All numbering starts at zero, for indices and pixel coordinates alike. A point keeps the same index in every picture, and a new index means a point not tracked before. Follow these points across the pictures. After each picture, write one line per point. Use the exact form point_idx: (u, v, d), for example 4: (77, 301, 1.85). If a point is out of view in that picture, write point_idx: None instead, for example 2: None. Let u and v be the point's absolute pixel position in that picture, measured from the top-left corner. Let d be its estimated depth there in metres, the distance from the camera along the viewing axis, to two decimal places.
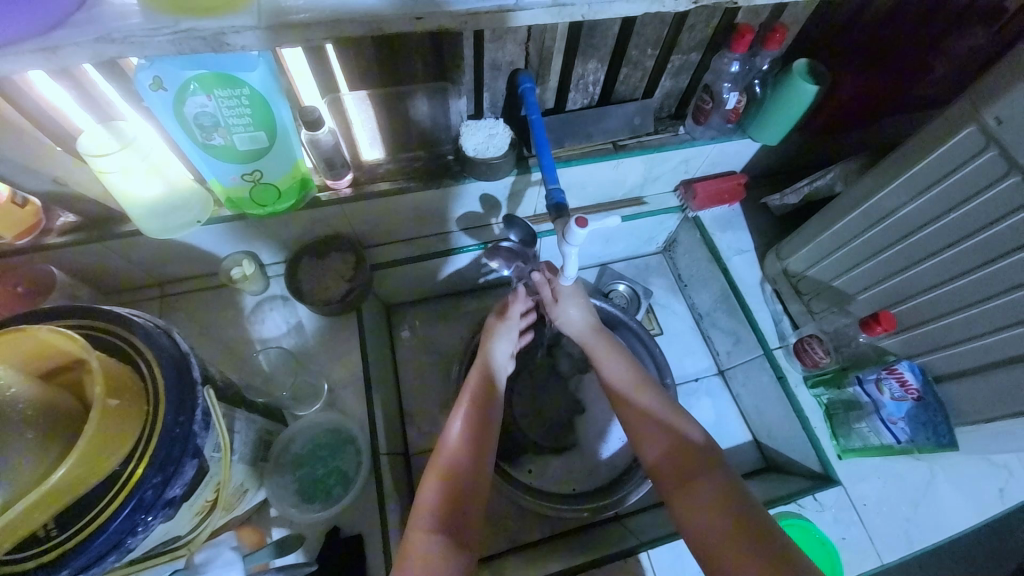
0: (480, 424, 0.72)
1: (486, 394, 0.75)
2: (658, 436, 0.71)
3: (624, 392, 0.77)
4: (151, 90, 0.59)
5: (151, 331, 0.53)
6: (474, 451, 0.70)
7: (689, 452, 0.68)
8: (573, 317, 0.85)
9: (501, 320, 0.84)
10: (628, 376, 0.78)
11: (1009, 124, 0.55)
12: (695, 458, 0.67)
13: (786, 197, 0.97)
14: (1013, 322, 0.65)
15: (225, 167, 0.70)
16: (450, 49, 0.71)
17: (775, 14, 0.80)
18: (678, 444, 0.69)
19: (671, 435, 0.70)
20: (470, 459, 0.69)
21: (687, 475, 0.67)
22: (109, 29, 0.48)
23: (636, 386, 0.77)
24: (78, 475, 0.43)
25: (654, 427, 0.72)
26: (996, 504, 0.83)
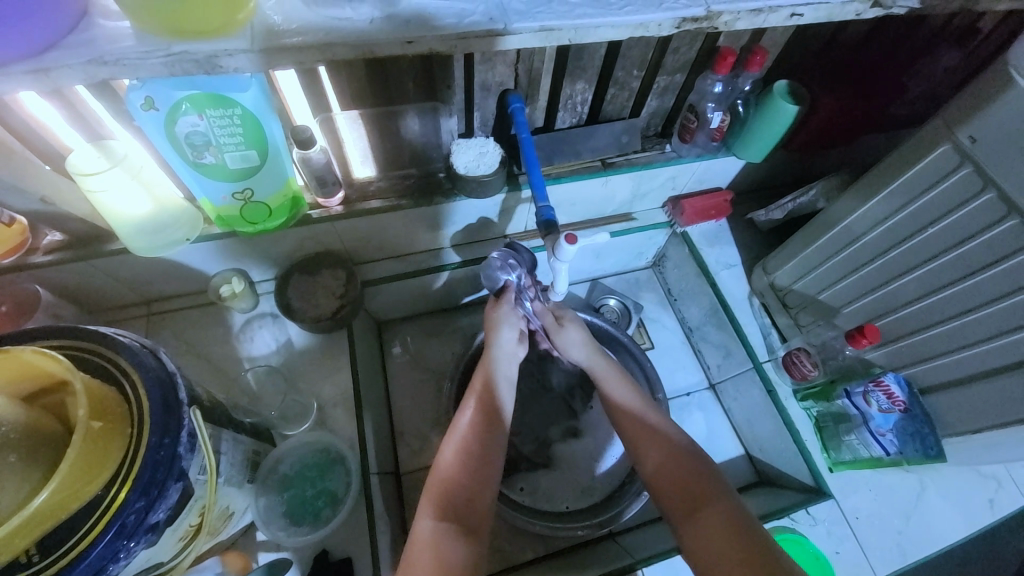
0: (479, 432, 0.72)
1: (488, 402, 0.75)
2: (660, 456, 0.72)
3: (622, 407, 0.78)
4: (142, 110, 0.59)
5: (136, 351, 0.52)
6: (472, 459, 0.69)
7: (687, 465, 0.69)
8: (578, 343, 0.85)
9: (500, 307, 0.83)
10: (628, 397, 0.79)
11: (982, 143, 0.58)
12: (697, 478, 0.68)
13: (771, 213, 1.00)
14: (992, 334, 0.67)
15: (215, 185, 0.71)
16: (441, 71, 0.73)
17: (755, 37, 0.83)
18: (681, 464, 0.70)
19: (673, 454, 0.71)
20: (466, 469, 0.69)
21: (689, 495, 0.67)
22: (101, 52, 0.48)
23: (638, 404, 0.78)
24: (58, 502, 0.41)
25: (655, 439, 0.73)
26: (987, 514, 0.84)
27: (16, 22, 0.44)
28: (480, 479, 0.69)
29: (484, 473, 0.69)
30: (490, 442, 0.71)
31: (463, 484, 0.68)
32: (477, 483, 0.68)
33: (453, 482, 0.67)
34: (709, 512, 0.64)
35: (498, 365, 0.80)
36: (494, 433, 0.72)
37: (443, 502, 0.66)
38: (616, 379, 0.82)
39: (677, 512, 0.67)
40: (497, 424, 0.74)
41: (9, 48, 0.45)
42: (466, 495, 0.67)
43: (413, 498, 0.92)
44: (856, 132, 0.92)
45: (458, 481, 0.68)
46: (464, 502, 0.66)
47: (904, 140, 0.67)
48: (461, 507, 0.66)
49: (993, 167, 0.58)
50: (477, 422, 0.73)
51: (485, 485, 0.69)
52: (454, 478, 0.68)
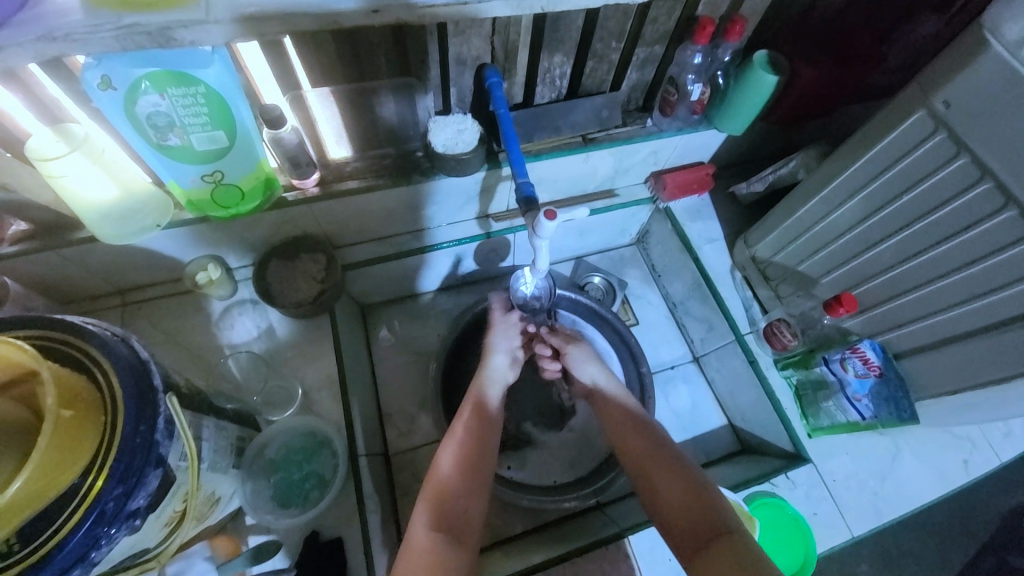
0: (474, 444, 0.73)
1: (482, 414, 0.77)
2: (670, 484, 0.67)
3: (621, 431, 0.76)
4: (99, 89, 0.57)
5: (107, 340, 0.51)
6: (469, 470, 0.70)
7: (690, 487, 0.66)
8: (586, 366, 0.85)
9: (494, 333, 0.88)
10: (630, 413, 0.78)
11: (955, 107, 0.58)
12: (706, 507, 0.63)
13: (752, 185, 1.00)
14: (966, 297, 0.68)
15: (183, 168, 0.68)
16: (414, 44, 0.71)
17: (734, 5, 0.82)
18: (692, 494, 0.65)
19: (683, 482, 0.66)
20: (463, 480, 0.69)
21: (698, 527, 0.62)
22: (50, 28, 0.46)
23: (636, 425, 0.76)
24: (32, 491, 0.41)
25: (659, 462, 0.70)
26: (960, 474, 0.87)
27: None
28: (476, 490, 0.70)
29: (480, 484, 0.70)
30: (483, 454, 0.73)
31: (460, 494, 0.68)
32: (472, 496, 0.69)
33: (450, 489, 0.68)
34: (717, 543, 0.58)
35: (491, 381, 0.82)
36: (488, 445, 0.74)
37: (440, 510, 0.66)
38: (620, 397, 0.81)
39: (686, 547, 0.61)
40: (491, 437, 0.75)
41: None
42: (462, 506, 0.67)
43: (403, 478, 0.93)
44: (836, 102, 0.92)
45: (455, 490, 0.68)
46: (459, 514, 0.67)
47: (881, 108, 0.67)
48: (457, 518, 0.66)
49: (966, 132, 0.58)
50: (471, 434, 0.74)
51: (480, 500, 0.69)
52: (452, 485, 0.68)
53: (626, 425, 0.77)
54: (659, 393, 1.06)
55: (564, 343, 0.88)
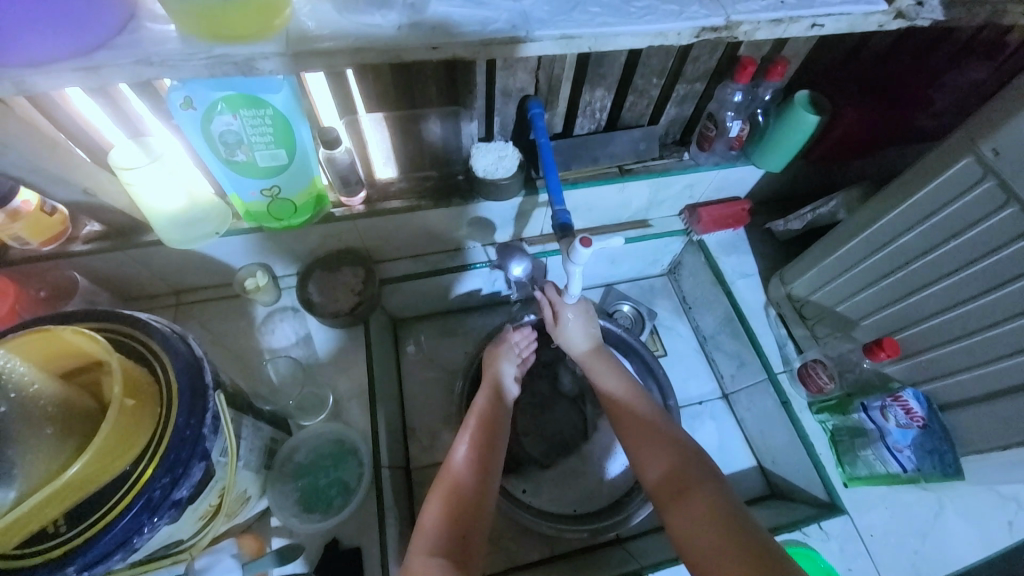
0: (476, 464, 0.73)
1: (488, 432, 0.77)
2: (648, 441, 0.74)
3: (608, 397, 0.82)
4: (181, 109, 0.63)
5: (168, 336, 0.55)
6: (473, 490, 0.71)
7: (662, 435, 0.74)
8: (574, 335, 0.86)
9: (501, 343, 0.87)
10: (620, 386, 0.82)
11: (1006, 155, 0.57)
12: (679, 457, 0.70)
13: (790, 223, 0.99)
14: (1017, 349, 0.65)
15: (245, 182, 0.74)
16: (464, 76, 0.75)
17: (776, 47, 0.84)
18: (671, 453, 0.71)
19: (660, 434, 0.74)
20: (465, 500, 0.70)
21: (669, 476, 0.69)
22: (147, 54, 0.52)
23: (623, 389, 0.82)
24: (91, 472, 0.44)
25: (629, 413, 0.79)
26: (1005, 535, 0.81)
27: (67, 22, 0.48)
28: (479, 511, 0.70)
29: (481, 507, 0.70)
30: (486, 472, 0.73)
31: (463, 520, 0.68)
32: (472, 517, 0.69)
33: (457, 507, 0.69)
34: (692, 486, 0.66)
35: (498, 399, 0.82)
36: (491, 464, 0.74)
37: (443, 532, 0.66)
38: (598, 362, 0.85)
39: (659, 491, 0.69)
40: (493, 455, 0.75)
41: (58, 46, 0.49)
42: (463, 528, 0.68)
43: (422, 494, 0.94)
44: (880, 142, 0.92)
45: (461, 510, 0.69)
46: (461, 537, 0.67)
47: (925, 153, 0.67)
48: (458, 543, 0.66)
49: (1017, 179, 0.57)
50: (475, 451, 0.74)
51: (480, 522, 0.70)
52: (459, 502, 0.69)
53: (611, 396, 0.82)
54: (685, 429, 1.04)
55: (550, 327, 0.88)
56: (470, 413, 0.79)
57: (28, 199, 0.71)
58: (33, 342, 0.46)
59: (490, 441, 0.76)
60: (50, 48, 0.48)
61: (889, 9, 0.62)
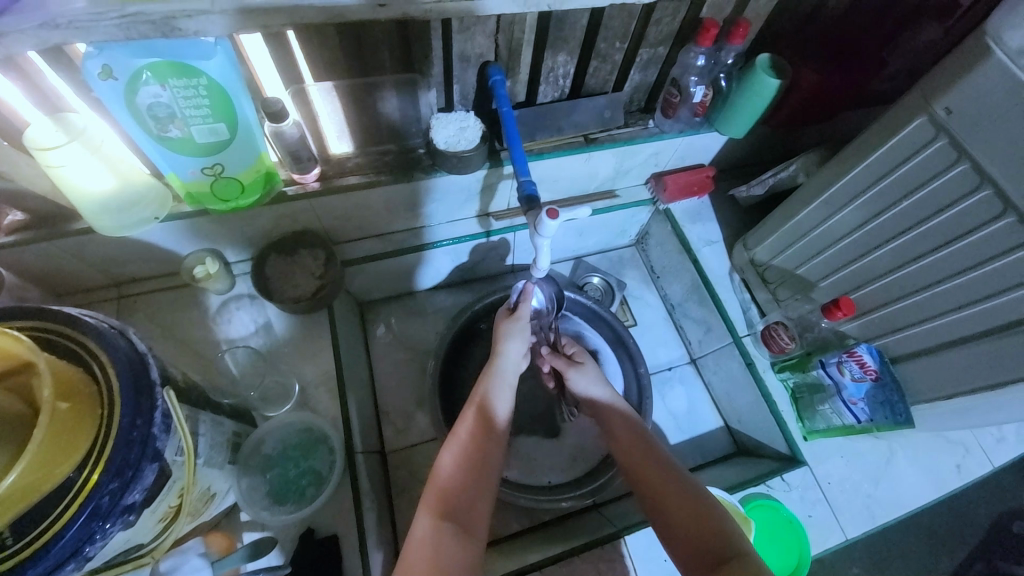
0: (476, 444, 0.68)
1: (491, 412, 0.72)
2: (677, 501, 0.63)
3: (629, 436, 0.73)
4: (100, 79, 0.56)
5: (104, 332, 0.50)
6: (472, 471, 0.66)
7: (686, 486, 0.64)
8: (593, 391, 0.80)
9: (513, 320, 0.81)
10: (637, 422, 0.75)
11: (957, 115, 0.58)
12: (716, 529, 0.58)
13: (752, 188, 0.99)
14: (959, 304, 0.68)
15: (183, 160, 0.68)
16: (419, 41, 0.71)
17: (738, 9, 0.82)
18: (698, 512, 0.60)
19: (688, 498, 0.62)
20: (467, 483, 0.65)
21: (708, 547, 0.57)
22: (53, 15, 0.45)
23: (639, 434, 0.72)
24: (28, 484, 0.40)
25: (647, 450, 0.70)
26: (954, 478, 0.88)
27: None
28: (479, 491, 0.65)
29: (489, 472, 0.67)
30: (486, 455, 0.68)
31: (463, 492, 0.64)
32: (476, 497, 0.64)
33: (453, 496, 0.63)
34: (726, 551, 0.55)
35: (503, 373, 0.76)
36: (492, 444, 0.69)
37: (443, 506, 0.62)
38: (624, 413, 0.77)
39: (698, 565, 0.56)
40: (495, 438, 0.70)
41: None
42: (466, 499, 0.64)
43: (400, 475, 0.93)
44: (838, 105, 0.93)
45: (460, 494, 0.64)
46: (463, 510, 0.63)
47: (883, 113, 0.67)
48: (461, 513, 0.62)
49: (966, 138, 0.59)
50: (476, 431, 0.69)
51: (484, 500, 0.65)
52: (455, 491, 0.64)
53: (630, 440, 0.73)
54: (656, 395, 1.06)
55: (564, 366, 0.83)
56: (468, 406, 0.73)
57: None
58: None
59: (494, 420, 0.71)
60: None
61: None
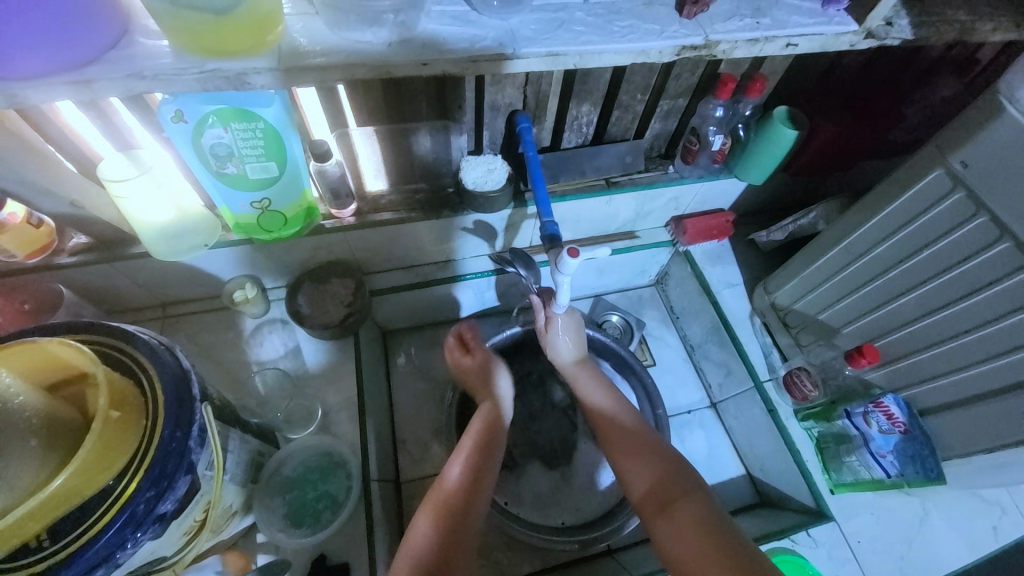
0: (477, 459, 0.74)
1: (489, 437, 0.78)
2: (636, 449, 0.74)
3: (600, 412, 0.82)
4: (172, 122, 0.64)
5: (154, 348, 0.54)
6: (474, 482, 0.72)
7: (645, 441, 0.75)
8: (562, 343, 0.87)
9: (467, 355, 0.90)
10: (604, 400, 0.83)
11: (974, 168, 0.60)
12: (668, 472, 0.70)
13: (772, 234, 1.03)
14: (989, 355, 0.67)
15: (236, 195, 0.75)
16: (455, 91, 0.77)
17: (755, 65, 0.87)
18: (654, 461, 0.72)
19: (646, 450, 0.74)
20: (466, 495, 0.71)
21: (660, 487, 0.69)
22: (141, 68, 0.49)
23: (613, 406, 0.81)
24: (76, 484, 0.43)
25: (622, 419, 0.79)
26: (990, 540, 0.84)
27: (57, 32, 0.45)
28: (476, 502, 0.71)
29: (484, 488, 0.73)
30: (488, 465, 0.75)
31: (464, 500, 0.70)
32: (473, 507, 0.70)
33: (454, 500, 0.70)
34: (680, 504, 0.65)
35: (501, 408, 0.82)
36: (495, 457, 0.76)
37: (445, 509, 0.69)
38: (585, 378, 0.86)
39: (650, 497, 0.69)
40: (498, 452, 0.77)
41: (50, 58, 0.46)
42: (466, 508, 0.70)
43: (413, 507, 0.93)
44: (857, 156, 0.96)
45: (461, 504, 0.70)
46: (462, 514, 0.69)
47: (897, 166, 0.70)
48: (461, 517, 0.69)
49: (984, 191, 0.60)
50: (477, 447, 0.76)
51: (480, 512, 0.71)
52: (456, 495, 0.70)
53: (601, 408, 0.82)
54: (675, 438, 1.04)
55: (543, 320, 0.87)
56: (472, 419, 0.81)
57: (14, 212, 0.71)
58: (15, 355, 0.45)
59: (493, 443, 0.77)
60: (39, 60, 0.46)
61: (859, 29, 0.66)
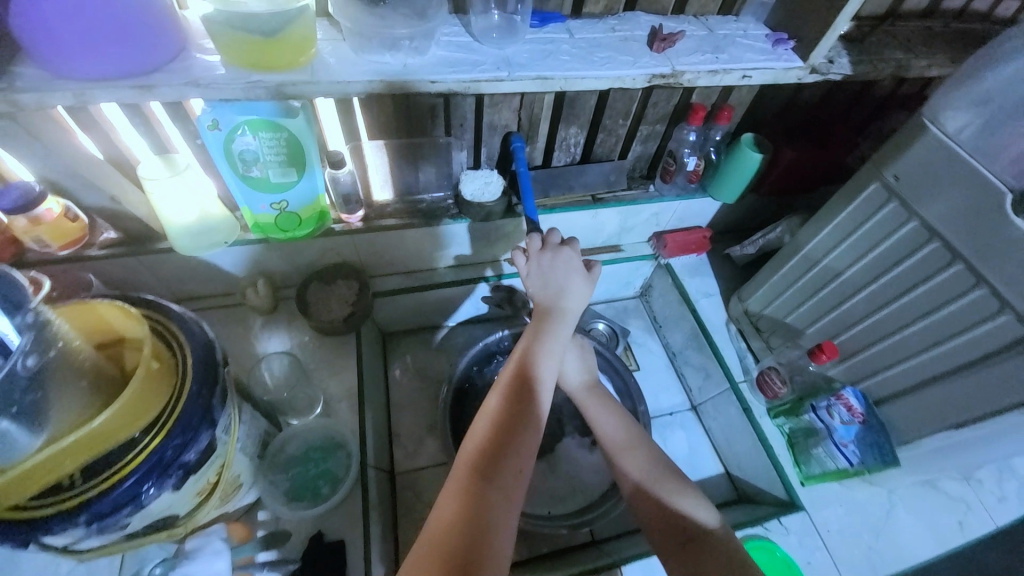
0: (511, 408, 0.68)
1: (523, 385, 0.70)
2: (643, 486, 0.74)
3: (606, 445, 0.80)
4: (208, 129, 0.73)
5: (187, 320, 0.61)
6: (511, 432, 0.65)
7: (652, 473, 0.75)
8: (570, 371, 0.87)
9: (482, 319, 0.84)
10: (613, 427, 0.81)
11: (903, 180, 0.70)
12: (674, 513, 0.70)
13: (745, 248, 1.12)
14: (927, 345, 0.74)
15: (257, 196, 0.83)
16: (458, 111, 0.87)
17: (723, 96, 0.98)
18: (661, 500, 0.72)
19: (651, 485, 0.74)
20: (501, 450, 0.64)
21: (672, 528, 0.69)
22: (197, 77, 0.58)
23: (620, 438, 0.79)
24: (114, 426, 0.49)
25: (631, 445, 0.78)
26: (957, 535, 0.89)
27: (128, 43, 0.54)
28: (516, 453, 0.64)
29: (523, 435, 0.66)
30: (527, 416, 0.68)
31: (500, 455, 0.63)
32: (515, 443, 0.65)
33: (489, 456, 0.63)
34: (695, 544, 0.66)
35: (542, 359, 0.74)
36: (535, 393, 0.70)
37: (480, 465, 0.63)
38: (596, 403, 0.84)
39: (662, 541, 0.69)
40: (541, 380, 0.72)
41: (122, 63, 0.56)
42: (507, 460, 0.63)
43: (406, 497, 0.96)
44: (818, 180, 1.08)
45: (496, 456, 0.63)
46: (503, 470, 0.63)
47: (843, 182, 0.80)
48: (499, 472, 0.62)
49: (914, 200, 0.69)
50: (510, 398, 0.69)
51: (534, 436, 0.67)
52: (490, 452, 0.64)
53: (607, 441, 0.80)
54: (657, 437, 1.09)
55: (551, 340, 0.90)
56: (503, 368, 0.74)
57: (51, 208, 0.78)
58: (72, 313, 0.52)
59: (529, 391, 0.70)
60: (114, 65, 0.55)
61: (805, 65, 0.78)
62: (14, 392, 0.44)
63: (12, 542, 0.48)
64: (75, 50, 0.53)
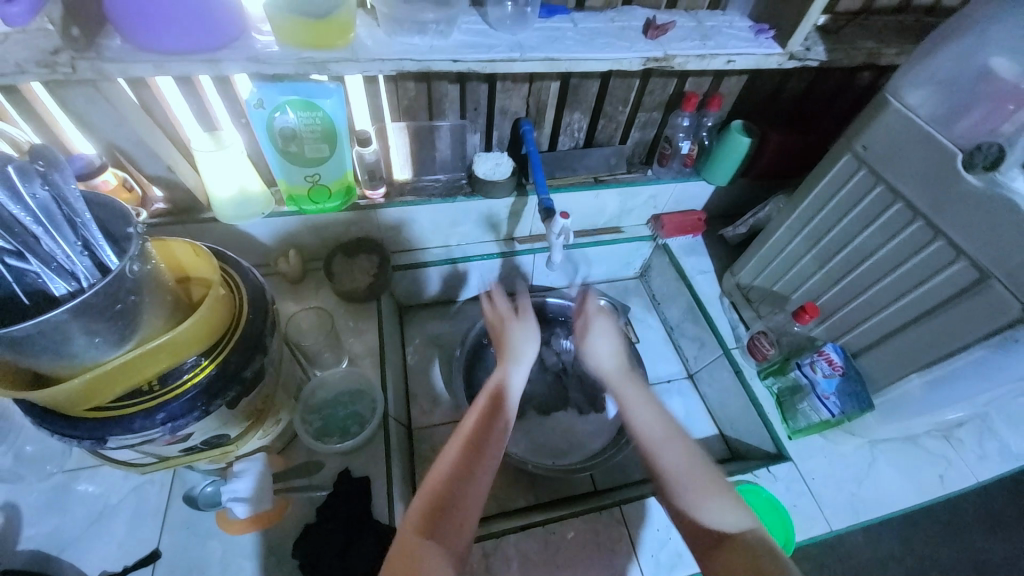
0: (464, 451, 0.63)
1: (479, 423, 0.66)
2: (679, 489, 0.64)
3: (644, 436, 0.68)
4: (254, 108, 0.82)
5: (241, 265, 0.70)
6: (460, 483, 0.61)
7: (691, 477, 0.64)
8: (603, 348, 0.79)
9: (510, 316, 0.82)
10: (657, 417, 0.69)
11: (870, 150, 0.78)
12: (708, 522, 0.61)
13: (738, 228, 1.20)
14: (895, 298, 0.82)
15: (293, 169, 0.93)
16: (472, 95, 0.97)
17: (714, 86, 1.07)
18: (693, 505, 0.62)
19: (685, 489, 0.63)
20: (446, 506, 0.60)
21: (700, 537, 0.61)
22: (257, 54, 0.69)
23: (662, 432, 0.67)
24: (190, 339, 0.58)
25: (673, 436, 0.67)
26: (938, 486, 0.96)
27: (202, 22, 0.64)
28: (466, 502, 0.60)
29: (473, 481, 0.62)
30: (479, 463, 0.63)
31: (449, 509, 0.59)
32: (463, 492, 0.61)
33: (437, 515, 0.59)
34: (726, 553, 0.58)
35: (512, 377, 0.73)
36: (490, 427, 0.66)
37: (426, 519, 0.59)
38: (635, 388, 0.74)
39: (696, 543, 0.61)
40: (506, 405, 0.69)
41: (196, 40, 0.65)
42: (455, 513, 0.59)
43: (422, 450, 1.04)
44: (803, 164, 1.16)
45: (443, 510, 0.59)
46: (451, 525, 0.59)
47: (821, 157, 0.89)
48: (447, 525, 0.58)
49: (883, 167, 0.78)
50: (464, 441, 0.64)
51: (484, 482, 0.62)
52: (439, 511, 0.59)
53: (648, 431, 0.68)
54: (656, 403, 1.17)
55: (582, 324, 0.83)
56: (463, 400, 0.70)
57: (107, 179, 0.85)
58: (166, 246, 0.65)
59: (484, 429, 0.65)
60: (189, 41, 0.65)
61: (783, 52, 0.87)
62: (121, 292, 0.53)
63: (99, 437, 0.56)
64: (159, 26, 0.63)
